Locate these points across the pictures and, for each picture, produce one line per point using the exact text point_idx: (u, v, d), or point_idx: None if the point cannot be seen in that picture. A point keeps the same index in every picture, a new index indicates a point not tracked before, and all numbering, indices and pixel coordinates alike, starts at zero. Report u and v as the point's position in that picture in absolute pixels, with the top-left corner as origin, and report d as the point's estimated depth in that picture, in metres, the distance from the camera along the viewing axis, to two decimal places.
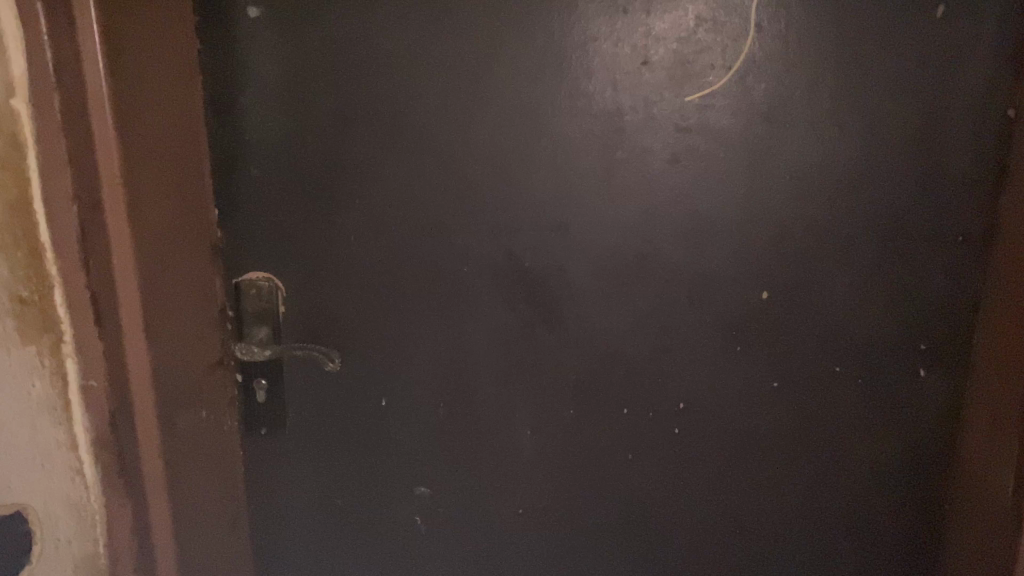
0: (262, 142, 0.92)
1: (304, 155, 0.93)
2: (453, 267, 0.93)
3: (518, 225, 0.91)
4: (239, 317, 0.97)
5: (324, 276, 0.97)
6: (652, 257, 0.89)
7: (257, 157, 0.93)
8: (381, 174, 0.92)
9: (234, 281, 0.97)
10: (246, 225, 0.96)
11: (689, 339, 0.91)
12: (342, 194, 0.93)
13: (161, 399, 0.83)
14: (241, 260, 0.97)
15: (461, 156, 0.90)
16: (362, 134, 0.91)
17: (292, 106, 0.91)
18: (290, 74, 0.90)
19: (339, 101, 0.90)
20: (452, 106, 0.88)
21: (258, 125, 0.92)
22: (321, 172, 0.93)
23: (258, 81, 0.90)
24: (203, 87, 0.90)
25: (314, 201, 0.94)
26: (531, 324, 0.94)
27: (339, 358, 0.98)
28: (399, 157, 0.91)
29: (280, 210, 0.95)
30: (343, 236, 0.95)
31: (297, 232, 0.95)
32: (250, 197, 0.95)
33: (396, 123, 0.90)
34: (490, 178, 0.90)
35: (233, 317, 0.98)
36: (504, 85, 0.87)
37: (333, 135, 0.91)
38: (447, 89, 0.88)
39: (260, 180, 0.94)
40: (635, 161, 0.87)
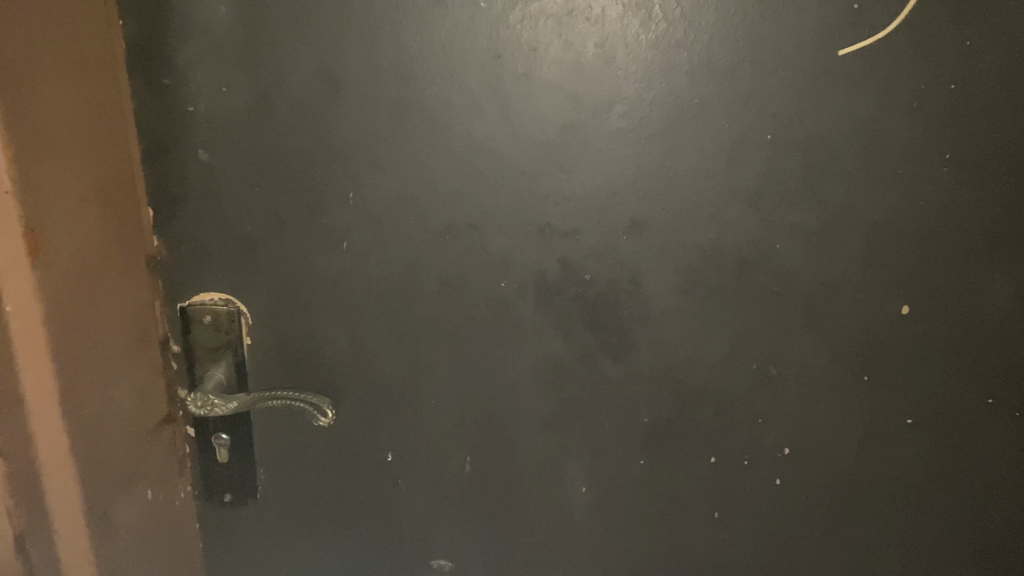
0: (215, 115, 0.66)
1: (275, 133, 0.67)
2: (485, 283, 0.70)
3: (577, 226, 0.67)
4: (189, 354, 0.73)
5: (306, 295, 0.71)
6: (758, 264, 0.67)
7: (209, 135, 0.67)
8: (384, 158, 0.67)
9: (180, 306, 0.72)
10: (195, 230, 0.70)
11: (801, 368, 0.70)
12: (329, 186, 0.68)
13: (87, 480, 0.59)
14: (189, 278, 0.71)
15: (497, 132, 0.65)
16: (357, 102, 0.65)
17: (254, 62, 0.65)
18: (250, 15, 0.63)
19: (323, 56, 0.64)
20: (486, 62, 0.64)
21: (207, 90, 0.66)
22: (301, 157, 0.67)
23: (208, 28, 0.64)
24: (126, 35, 0.64)
25: (290, 196, 0.68)
26: (591, 354, 0.71)
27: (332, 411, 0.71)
28: (410, 134, 0.66)
29: (242, 208, 0.69)
30: (333, 244, 0.70)
31: (268, 238, 0.70)
32: (200, 191, 0.69)
33: (405, 86, 0.65)
34: (541, 162, 0.66)
35: (179, 355, 0.73)
36: (559, 34, 0.63)
37: (314, 103, 0.66)
38: (477, 38, 0.63)
39: (214, 167, 0.68)
40: (738, 137, 0.64)
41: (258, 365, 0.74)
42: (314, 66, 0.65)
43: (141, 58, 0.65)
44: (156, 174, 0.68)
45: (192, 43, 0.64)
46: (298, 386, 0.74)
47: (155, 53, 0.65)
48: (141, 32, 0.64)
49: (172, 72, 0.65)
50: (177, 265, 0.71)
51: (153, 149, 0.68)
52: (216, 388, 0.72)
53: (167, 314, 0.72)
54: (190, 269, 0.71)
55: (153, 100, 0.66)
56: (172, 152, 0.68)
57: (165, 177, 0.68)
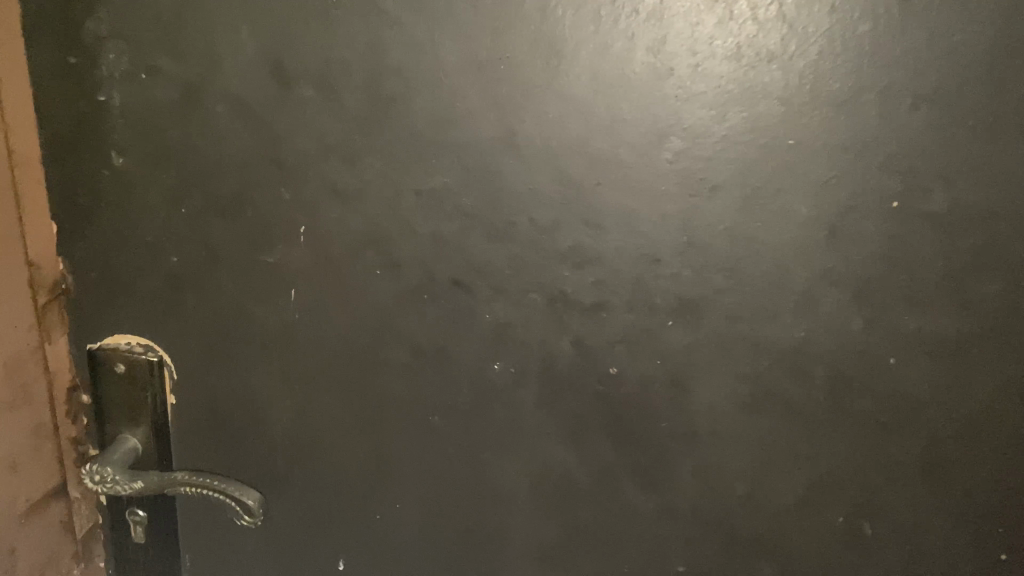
0: (132, 110, 0.50)
1: (207, 140, 0.50)
2: (472, 364, 0.51)
3: (603, 301, 0.48)
4: (99, 408, 0.57)
5: (246, 351, 0.54)
6: (858, 380, 0.47)
7: (125, 135, 0.50)
8: (346, 185, 0.49)
9: (88, 348, 0.56)
10: (107, 255, 0.54)
11: (907, 529, 0.49)
12: (274, 216, 0.51)
13: None
14: (101, 313, 0.55)
15: (499, 164, 0.47)
16: (314, 107, 0.47)
17: (181, 41, 0.48)
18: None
19: (272, 41, 0.47)
20: (491, 66, 0.45)
21: (122, 74, 0.49)
22: (239, 174, 0.50)
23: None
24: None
25: (224, 224, 0.51)
26: (610, 475, 0.52)
27: (259, 513, 0.54)
28: (382, 156, 0.48)
29: (165, 233, 0.52)
30: (278, 290, 0.52)
31: (196, 275, 0.53)
32: (114, 207, 0.52)
33: (377, 91, 0.46)
34: (558, 210, 0.47)
35: (89, 408, 0.58)
36: (596, 33, 0.44)
37: (258, 104, 0.48)
38: (480, 30, 0.44)
39: (130, 177, 0.51)
40: (847, 197, 0.44)
41: (184, 432, 0.58)
42: (259, 54, 0.47)
43: (43, 24, 0.49)
44: (61, 178, 0.52)
45: (104, 10, 0.48)
46: (232, 464, 0.57)
47: (61, 20, 0.49)
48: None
49: (79, 46, 0.49)
50: (87, 298, 0.55)
51: (57, 146, 0.52)
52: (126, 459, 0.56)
53: (73, 356, 0.56)
54: (102, 306, 0.55)
55: (57, 81, 0.50)
56: (78, 153, 0.51)
57: (70, 183, 0.52)
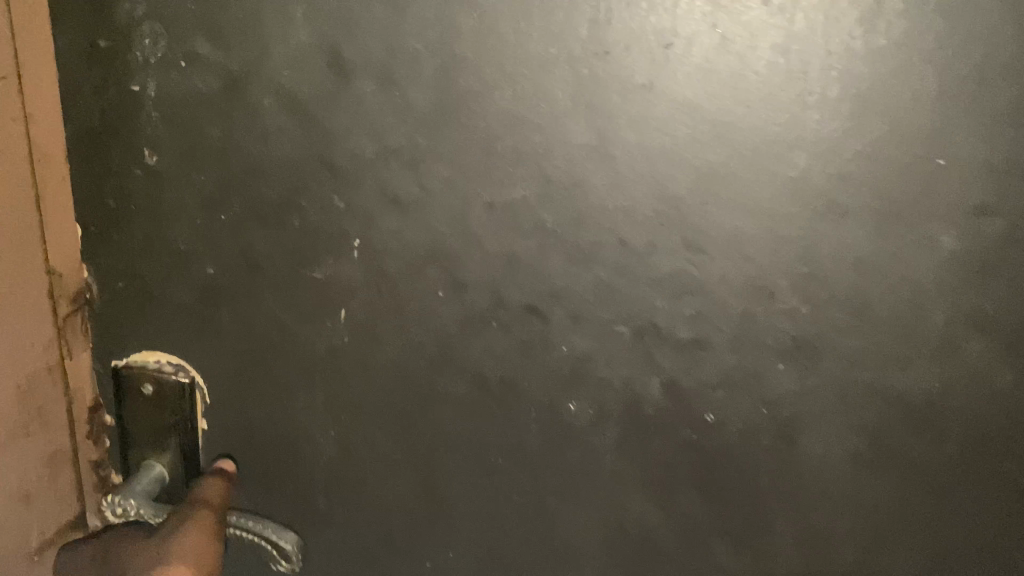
0: (168, 101, 0.44)
1: (251, 139, 0.43)
2: (543, 402, 0.44)
3: (702, 338, 0.41)
4: (124, 432, 0.52)
5: (285, 376, 0.48)
6: (1003, 444, 0.40)
7: (159, 129, 0.44)
8: (407, 194, 0.42)
9: (113, 366, 0.51)
10: (136, 263, 0.48)
11: None
12: (323, 227, 0.44)
13: None
14: (128, 326, 0.50)
15: (588, 175, 0.40)
16: (374, 104, 0.41)
17: (225, 24, 0.41)
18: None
19: (327, 27, 0.40)
20: (583, 62, 0.38)
21: (159, 61, 0.43)
22: (285, 178, 0.44)
23: None
24: None
25: (267, 234, 0.45)
26: (699, 533, 0.45)
27: (298, 548, 0.51)
28: (451, 162, 0.41)
29: (201, 242, 0.46)
30: (326, 310, 0.46)
31: (234, 289, 0.47)
32: (145, 210, 0.46)
33: (448, 87, 0.40)
34: (656, 232, 0.40)
35: (112, 431, 0.52)
36: (712, 25, 0.37)
37: (309, 99, 0.42)
38: (573, 19, 0.38)
39: (164, 177, 0.45)
40: (1006, 229, 0.37)
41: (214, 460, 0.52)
42: (312, 41, 0.41)
43: (71, 1, 0.43)
44: (88, 175, 0.47)
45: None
46: (266, 499, 0.51)
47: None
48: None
49: (111, 27, 0.43)
50: (114, 310, 0.49)
51: (85, 140, 0.46)
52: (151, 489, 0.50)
53: (95, 371, 0.51)
54: (130, 319, 0.50)
55: (86, 66, 0.44)
56: (107, 148, 0.46)
57: (97, 182, 0.46)
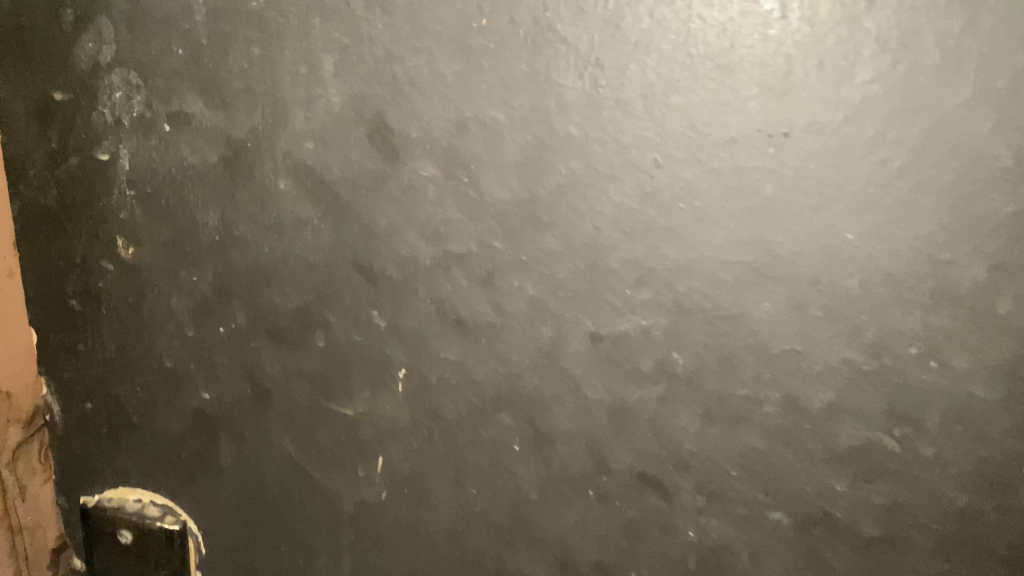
0: (148, 178, 0.32)
1: (259, 231, 0.31)
2: None
3: (897, 539, 0.28)
4: None
5: (300, 536, 0.36)
6: None
7: (136, 213, 0.32)
8: (477, 316, 0.30)
9: (81, 502, 0.38)
10: (108, 382, 0.36)
11: None
12: (356, 350, 0.32)
13: None
14: (95, 459, 0.38)
15: (745, 305, 0.27)
16: (433, 192, 0.29)
17: (224, 75, 0.30)
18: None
19: (369, 84, 0.28)
20: (748, 148, 0.26)
21: (135, 122, 0.31)
22: (305, 285, 0.32)
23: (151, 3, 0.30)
24: None
25: (280, 354, 0.33)
26: None
27: None
28: (540, 276, 0.29)
29: (193, 360, 0.34)
30: (358, 458, 0.34)
31: (235, 422, 0.35)
32: (119, 317, 0.35)
33: (542, 173, 0.28)
34: (838, 388, 0.28)
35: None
36: (954, 100, 0.24)
37: (341, 182, 0.30)
38: (733, 86, 0.25)
39: (143, 277, 0.33)
40: None
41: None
42: (345, 103, 0.29)
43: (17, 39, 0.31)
44: (44, 269, 0.35)
45: (111, 21, 0.30)
46: None
47: (45, 34, 0.31)
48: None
49: (71, 74, 0.31)
50: (80, 437, 0.37)
51: (39, 222, 0.34)
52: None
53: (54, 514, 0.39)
54: (100, 450, 0.37)
55: (38, 126, 0.32)
56: (68, 234, 0.34)
57: (56, 278, 0.35)
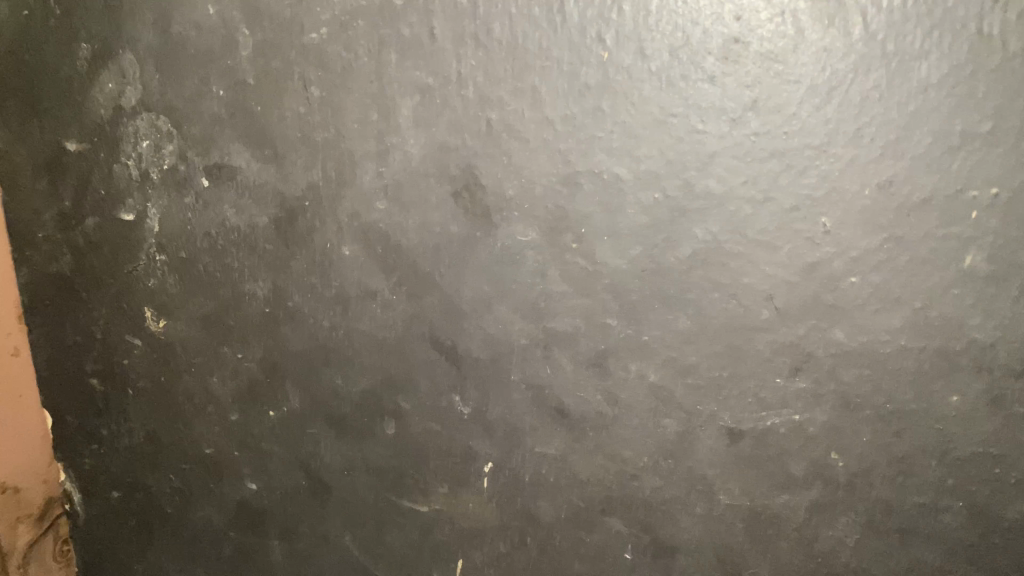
0: (180, 242, 0.26)
1: (319, 304, 0.26)
2: None
3: None
4: None
5: None
6: None
7: (168, 281, 0.27)
8: (584, 407, 0.25)
9: None
10: (135, 473, 0.30)
11: None
12: (433, 443, 0.27)
13: None
14: (120, 561, 0.31)
15: (927, 399, 0.22)
16: (535, 260, 0.24)
17: (277, 122, 0.25)
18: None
19: (458, 133, 0.23)
20: (940, 208, 0.21)
21: (166, 177, 0.26)
22: (372, 366, 0.26)
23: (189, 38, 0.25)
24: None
25: (343, 444, 0.28)
26: None
27: None
28: (666, 361, 0.24)
29: (239, 448, 0.29)
30: (436, 569, 0.28)
31: (283, 522, 0.29)
32: (147, 398, 0.29)
33: (674, 237, 0.23)
34: None
35: None
36: None
37: (420, 247, 0.25)
38: (925, 135, 0.21)
39: (177, 355, 0.28)
40: None
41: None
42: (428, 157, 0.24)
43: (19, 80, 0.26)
44: (52, 344, 0.29)
45: (141, 59, 0.25)
46: None
47: (55, 74, 0.26)
48: (23, 10, 0.25)
49: (85, 120, 0.26)
50: (95, 536, 0.30)
51: (46, 290, 0.28)
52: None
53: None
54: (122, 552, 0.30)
55: (44, 180, 0.27)
56: (82, 308, 0.28)
57: (72, 355, 0.29)
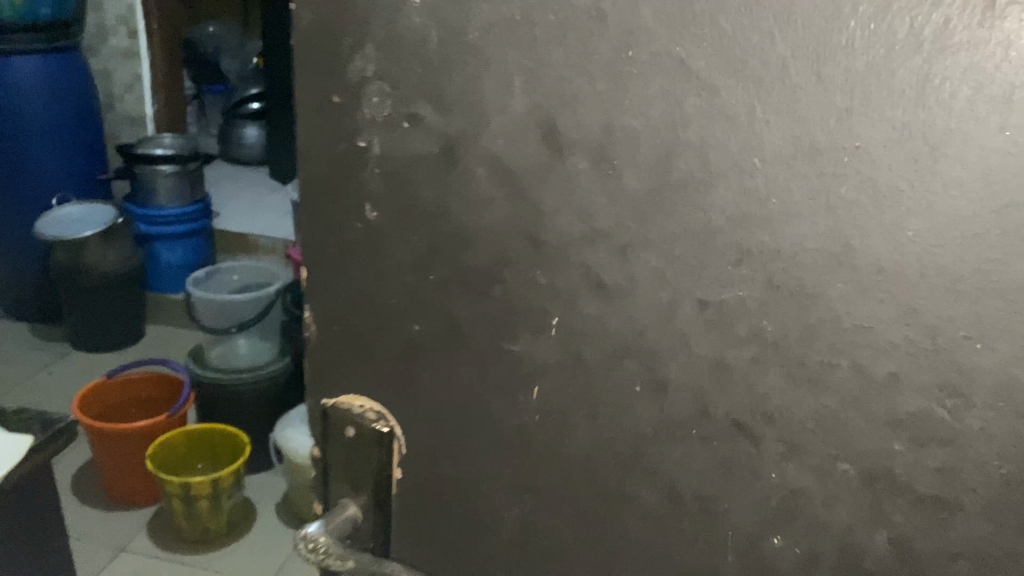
0: (385, 163, 0.42)
1: (461, 206, 0.41)
2: (747, 532, 0.40)
3: (939, 493, 0.36)
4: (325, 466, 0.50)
5: (477, 447, 0.46)
6: None
7: (377, 186, 0.43)
8: (613, 279, 0.39)
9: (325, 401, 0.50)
10: (352, 311, 0.47)
11: None
12: (524, 300, 0.41)
13: None
14: (343, 366, 0.49)
15: (823, 284, 0.35)
16: (585, 181, 0.38)
17: (448, 88, 0.39)
18: (455, 15, 0.38)
19: (546, 100, 0.37)
20: (828, 155, 0.33)
21: (383, 121, 0.41)
22: (491, 250, 0.41)
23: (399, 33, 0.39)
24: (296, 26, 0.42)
25: (470, 300, 0.43)
26: None
27: None
28: (662, 253, 0.37)
29: (411, 300, 0.44)
30: (522, 386, 0.43)
31: (436, 353, 0.45)
32: (363, 261, 0.45)
33: (668, 168, 0.36)
34: (898, 358, 0.34)
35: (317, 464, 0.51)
36: (1002, 126, 0.30)
37: (523, 171, 0.39)
38: (820, 105, 0.32)
39: (380, 234, 0.44)
40: None
41: (404, 510, 0.50)
42: (529, 116, 0.38)
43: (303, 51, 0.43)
44: (313, 224, 0.46)
45: (372, 45, 0.40)
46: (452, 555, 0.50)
47: (324, 50, 0.42)
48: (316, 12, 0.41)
49: (342, 83, 0.42)
50: (326, 350, 0.49)
51: (313, 189, 0.45)
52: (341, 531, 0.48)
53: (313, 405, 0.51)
54: (337, 362, 0.49)
55: (316, 118, 0.43)
56: (329, 201, 0.45)
57: (319, 229, 0.46)
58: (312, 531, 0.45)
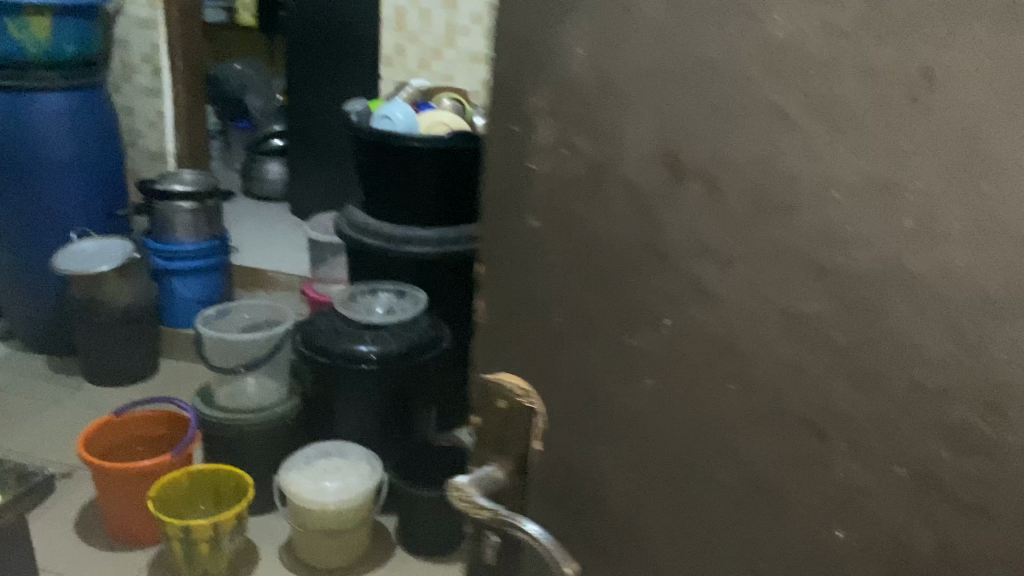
0: (550, 180, 0.47)
1: (601, 217, 0.46)
2: (816, 520, 0.47)
3: (979, 499, 0.42)
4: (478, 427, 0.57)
5: (587, 428, 0.52)
6: None
7: (552, 183, 0.47)
8: (711, 283, 0.44)
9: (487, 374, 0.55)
10: (508, 306, 0.52)
11: None
12: (638, 304, 0.47)
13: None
14: (495, 344, 0.54)
15: (885, 301, 0.41)
16: (692, 205, 0.44)
17: (609, 117, 0.44)
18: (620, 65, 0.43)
19: (677, 134, 0.43)
20: (896, 196, 0.39)
21: (552, 152, 0.47)
22: (623, 255, 0.46)
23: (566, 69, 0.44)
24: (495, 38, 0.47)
25: (594, 296, 0.48)
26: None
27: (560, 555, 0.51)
28: (748, 268, 0.43)
29: (549, 302, 0.50)
30: (633, 373, 0.49)
31: (575, 342, 0.50)
32: (511, 258, 0.50)
33: (762, 197, 0.42)
34: (951, 378, 0.40)
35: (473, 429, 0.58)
36: None
37: (652, 197, 0.44)
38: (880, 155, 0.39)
39: (544, 240, 0.49)
40: None
41: (542, 480, 0.56)
42: (660, 143, 0.43)
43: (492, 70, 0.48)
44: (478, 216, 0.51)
45: (545, 86, 0.45)
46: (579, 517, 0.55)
47: (503, 84, 0.47)
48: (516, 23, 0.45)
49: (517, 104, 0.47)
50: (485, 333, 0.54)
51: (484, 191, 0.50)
52: (489, 490, 0.55)
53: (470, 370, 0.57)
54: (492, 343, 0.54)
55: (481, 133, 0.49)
56: (495, 207, 0.50)
57: (490, 231, 0.51)
58: (460, 481, 0.53)
